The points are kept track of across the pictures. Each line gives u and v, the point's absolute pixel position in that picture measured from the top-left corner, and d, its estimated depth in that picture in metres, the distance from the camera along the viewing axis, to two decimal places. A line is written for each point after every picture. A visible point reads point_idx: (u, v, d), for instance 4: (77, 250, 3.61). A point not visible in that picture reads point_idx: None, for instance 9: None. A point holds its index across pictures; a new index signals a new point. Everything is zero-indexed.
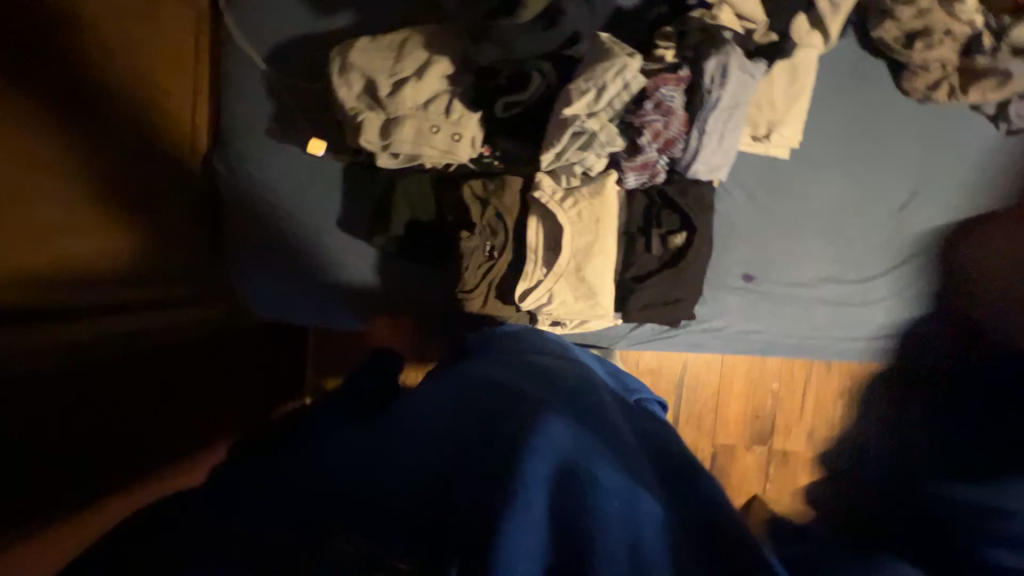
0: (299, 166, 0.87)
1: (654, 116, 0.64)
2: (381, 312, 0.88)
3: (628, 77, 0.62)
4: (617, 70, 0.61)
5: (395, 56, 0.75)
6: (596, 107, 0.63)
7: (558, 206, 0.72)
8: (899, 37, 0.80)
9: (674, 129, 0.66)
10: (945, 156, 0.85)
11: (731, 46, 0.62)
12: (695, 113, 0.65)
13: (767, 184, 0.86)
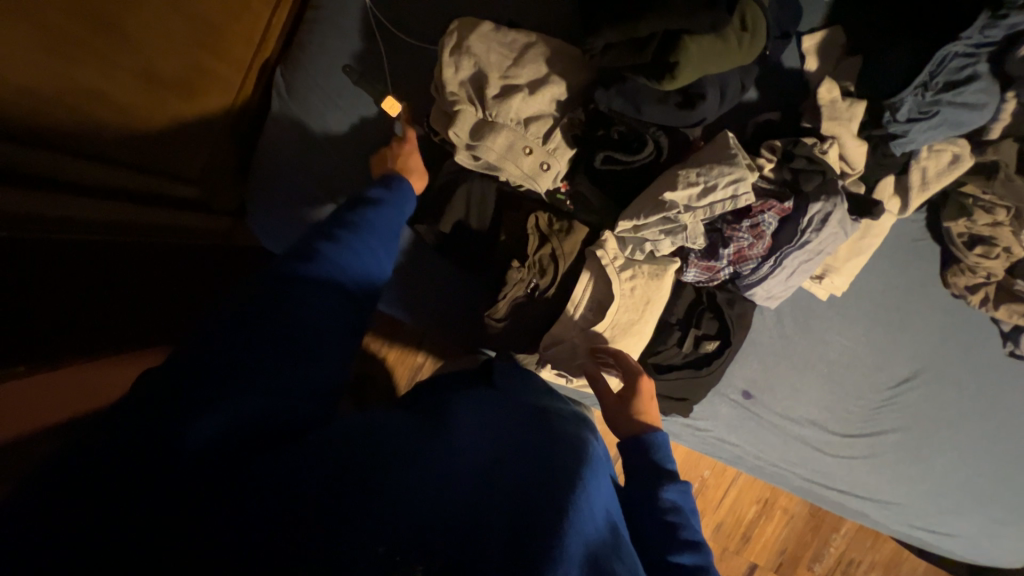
0: (365, 118, 0.80)
1: (745, 235, 0.68)
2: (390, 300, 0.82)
3: (739, 190, 0.63)
4: (733, 180, 0.62)
5: (513, 57, 0.69)
6: (697, 204, 0.63)
7: (614, 274, 0.70)
8: (964, 236, 0.83)
9: (754, 251, 0.69)
10: (956, 353, 0.89)
11: (841, 200, 0.66)
12: (780, 245, 0.69)
13: (796, 317, 0.89)
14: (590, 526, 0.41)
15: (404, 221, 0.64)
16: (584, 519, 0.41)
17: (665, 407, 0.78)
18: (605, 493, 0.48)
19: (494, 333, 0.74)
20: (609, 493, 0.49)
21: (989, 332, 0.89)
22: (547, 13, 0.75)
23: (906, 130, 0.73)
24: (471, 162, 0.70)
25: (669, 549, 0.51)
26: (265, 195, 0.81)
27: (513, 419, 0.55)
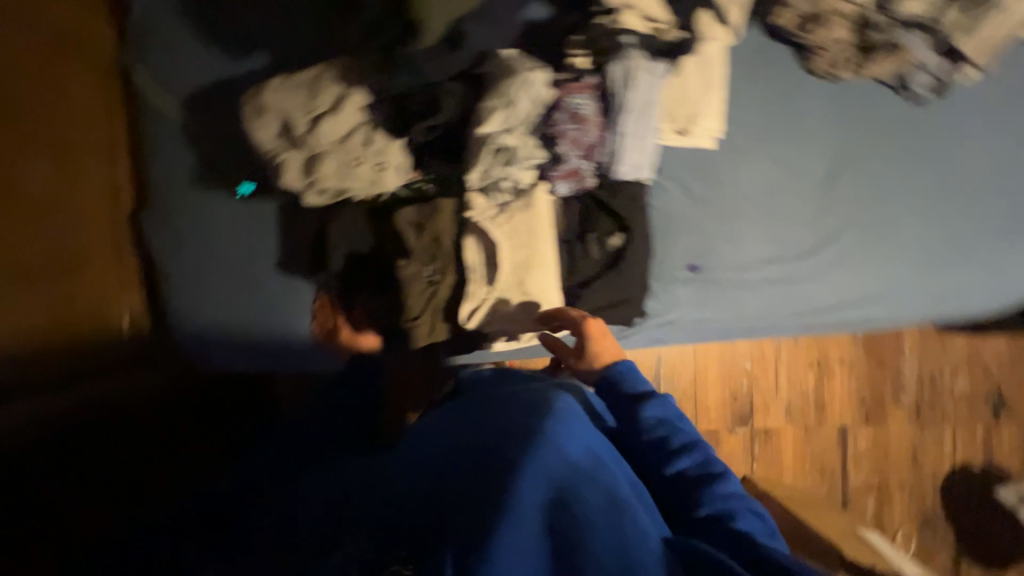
0: (232, 213, 0.86)
1: (568, 124, 0.68)
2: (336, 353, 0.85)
3: (531, 90, 0.65)
4: (518, 84, 0.63)
5: (309, 90, 0.72)
6: (506, 123, 0.65)
7: (490, 224, 0.72)
8: (799, 21, 0.83)
9: (591, 134, 0.69)
10: (862, 129, 0.89)
11: (627, 49, 0.66)
12: (608, 117, 0.69)
13: (701, 176, 0.88)
14: (556, 464, 0.54)
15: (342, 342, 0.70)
16: (546, 461, 0.53)
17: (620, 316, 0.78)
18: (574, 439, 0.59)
19: (424, 335, 0.74)
20: (589, 436, 0.61)
21: (881, 93, 0.89)
22: (343, 50, 0.81)
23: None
24: (329, 197, 0.74)
25: (665, 461, 0.60)
26: (220, 341, 0.89)
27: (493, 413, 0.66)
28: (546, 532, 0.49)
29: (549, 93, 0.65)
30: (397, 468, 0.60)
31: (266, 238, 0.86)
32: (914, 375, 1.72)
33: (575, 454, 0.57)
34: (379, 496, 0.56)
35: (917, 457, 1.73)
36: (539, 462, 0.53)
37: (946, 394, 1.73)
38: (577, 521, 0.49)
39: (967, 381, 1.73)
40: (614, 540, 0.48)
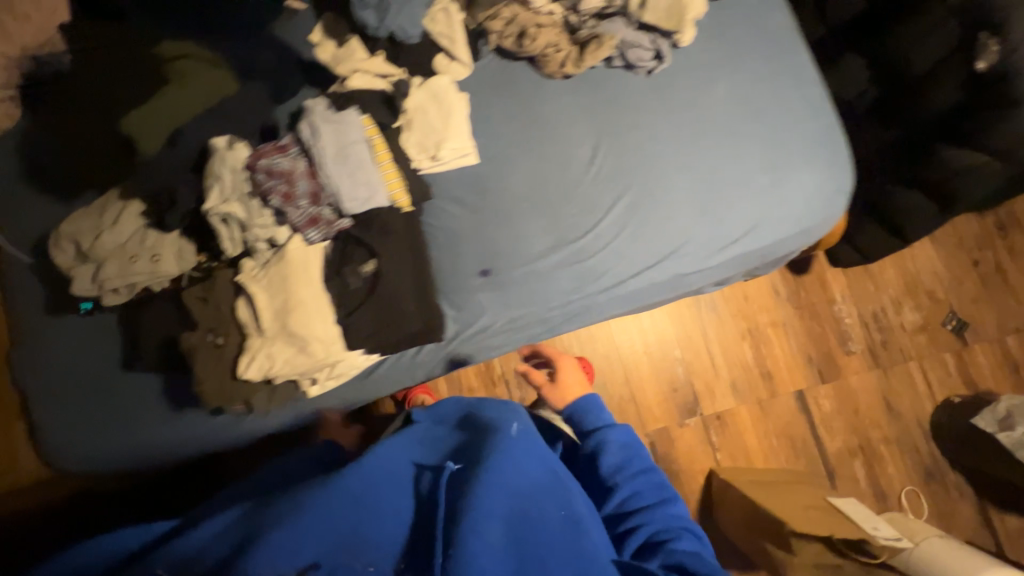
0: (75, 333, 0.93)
1: (272, 182, 0.73)
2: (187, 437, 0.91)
3: (228, 162, 0.73)
4: (218, 162, 0.73)
5: (98, 212, 0.85)
6: (225, 196, 0.75)
7: (251, 281, 0.79)
8: (514, 42, 0.95)
9: (301, 184, 0.75)
10: (610, 108, 0.96)
11: (309, 109, 0.79)
12: (310, 165, 0.75)
13: (472, 190, 0.96)
14: (514, 478, 0.63)
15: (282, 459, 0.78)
16: (508, 477, 0.63)
17: (400, 334, 0.82)
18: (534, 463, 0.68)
19: (214, 396, 0.79)
20: (547, 454, 0.72)
21: (619, 74, 0.96)
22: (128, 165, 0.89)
23: (392, 28, 0.92)
24: (125, 295, 0.85)
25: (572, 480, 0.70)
26: (113, 468, 0.93)
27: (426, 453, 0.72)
28: (509, 537, 0.58)
29: (244, 161, 0.73)
30: (392, 479, 0.65)
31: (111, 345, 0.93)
32: (856, 320, 1.63)
33: (533, 473, 0.67)
34: (352, 506, 0.59)
35: (893, 406, 1.59)
36: (506, 480, 0.62)
37: (897, 331, 1.62)
38: (533, 529, 0.59)
39: (915, 312, 1.62)
40: (561, 547, 0.60)
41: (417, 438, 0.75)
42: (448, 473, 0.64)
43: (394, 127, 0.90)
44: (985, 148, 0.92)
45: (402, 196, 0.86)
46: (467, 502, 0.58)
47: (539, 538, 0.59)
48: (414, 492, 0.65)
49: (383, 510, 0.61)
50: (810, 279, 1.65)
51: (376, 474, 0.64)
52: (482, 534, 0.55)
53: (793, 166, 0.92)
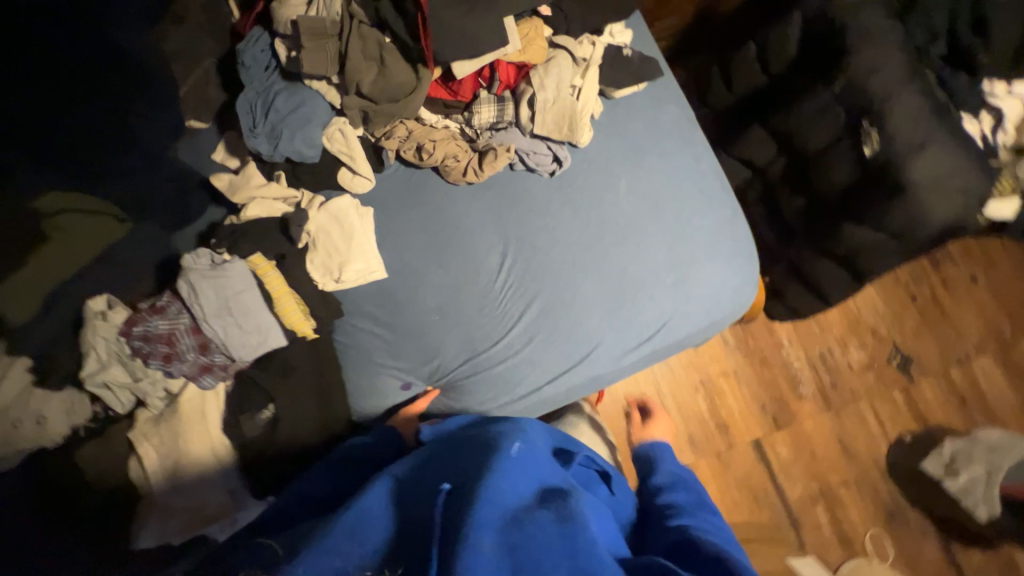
0: None
1: (151, 347, 0.74)
2: None
3: (101, 332, 0.74)
4: (91, 332, 0.73)
5: None
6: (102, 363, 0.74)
7: (141, 439, 0.76)
8: (414, 154, 0.94)
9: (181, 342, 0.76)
10: (516, 211, 0.96)
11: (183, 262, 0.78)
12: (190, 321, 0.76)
13: (382, 302, 0.93)
14: (513, 496, 0.53)
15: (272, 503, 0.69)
16: (504, 490, 0.53)
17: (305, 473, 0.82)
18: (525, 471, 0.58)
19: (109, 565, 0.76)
20: (544, 469, 0.61)
21: (523, 176, 0.96)
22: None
23: (287, 153, 0.90)
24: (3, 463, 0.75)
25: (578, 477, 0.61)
26: None
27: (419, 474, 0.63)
28: (504, 550, 0.48)
29: (119, 330, 0.74)
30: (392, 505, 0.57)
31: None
32: (804, 362, 1.64)
33: (531, 492, 0.55)
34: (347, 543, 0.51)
35: (847, 447, 1.58)
36: (500, 491, 0.52)
37: (845, 371, 1.63)
38: (529, 537, 0.49)
39: (860, 350, 1.64)
40: (565, 555, 0.48)
41: (438, 458, 0.64)
42: (446, 490, 0.53)
43: (297, 248, 0.90)
44: (882, 228, 0.93)
45: (302, 325, 0.85)
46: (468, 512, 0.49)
47: (535, 543, 0.48)
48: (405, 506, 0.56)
49: (364, 528, 0.54)
50: (756, 325, 1.66)
51: (372, 505, 0.57)
52: (478, 548, 0.46)
53: (698, 261, 0.92)
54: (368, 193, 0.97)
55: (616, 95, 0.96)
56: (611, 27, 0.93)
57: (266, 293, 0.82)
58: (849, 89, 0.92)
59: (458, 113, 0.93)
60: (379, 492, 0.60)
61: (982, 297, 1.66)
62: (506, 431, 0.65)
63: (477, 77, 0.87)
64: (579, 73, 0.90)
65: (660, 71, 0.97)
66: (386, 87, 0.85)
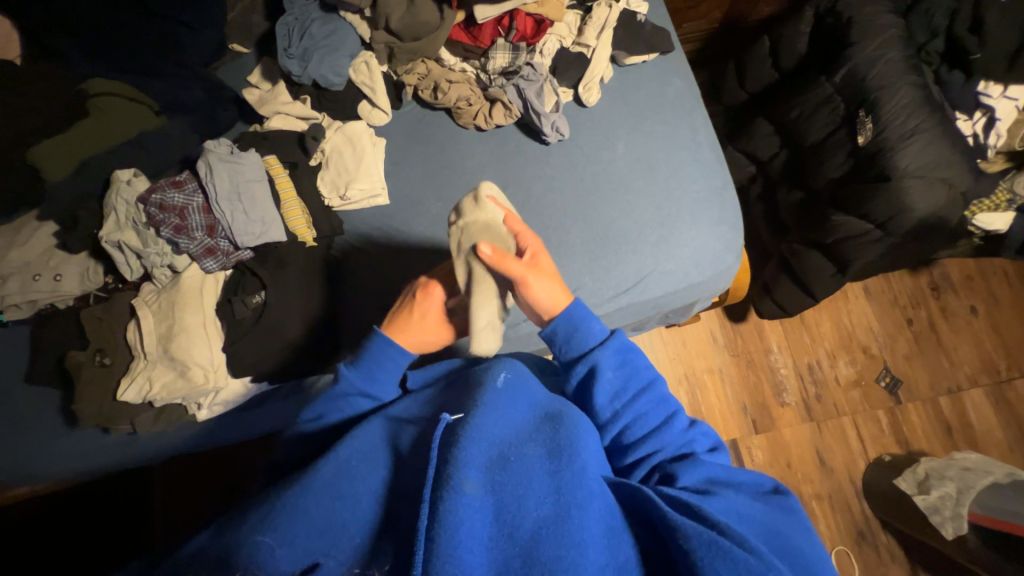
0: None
1: (164, 216, 0.81)
2: (85, 466, 0.91)
3: (126, 197, 0.83)
4: (116, 195, 0.82)
5: (14, 234, 0.88)
6: (119, 226, 0.82)
7: (145, 303, 0.84)
8: (430, 93, 1.00)
9: (190, 220, 0.83)
10: (517, 159, 1.00)
11: (209, 147, 0.85)
12: (207, 202, 0.84)
13: (381, 226, 0.97)
14: (498, 432, 0.50)
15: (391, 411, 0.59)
16: (488, 428, 0.50)
17: (279, 366, 0.87)
18: (515, 406, 0.56)
19: (95, 416, 0.83)
20: (536, 395, 0.60)
21: (531, 131, 1.01)
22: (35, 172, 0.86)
23: (314, 76, 0.96)
24: (27, 311, 0.89)
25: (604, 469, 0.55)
26: (54, 475, 0.91)
27: (422, 398, 0.62)
28: (490, 488, 0.45)
29: (140, 196, 0.82)
30: (370, 450, 0.53)
31: (25, 354, 0.92)
32: (791, 370, 1.63)
33: (519, 422, 0.54)
34: (341, 488, 0.48)
35: (825, 461, 1.56)
36: (484, 431, 0.49)
37: (831, 385, 1.62)
38: (511, 476, 0.46)
39: (849, 366, 1.63)
40: (552, 494, 0.46)
41: (449, 390, 0.61)
42: (443, 421, 0.50)
43: (310, 164, 0.96)
44: (867, 218, 0.96)
45: (304, 230, 0.91)
46: (449, 456, 0.46)
47: (522, 482, 0.46)
48: (394, 446, 0.53)
49: (354, 490, 0.49)
50: (747, 328, 1.66)
51: (353, 454, 0.52)
52: (462, 492, 0.42)
53: (683, 224, 0.96)
54: (384, 127, 1.03)
55: (627, 62, 1.03)
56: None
57: (276, 193, 0.90)
58: (851, 79, 0.97)
59: (476, 58, 1.00)
60: (385, 431, 0.56)
61: (981, 330, 1.65)
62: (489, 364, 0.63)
63: (497, 25, 0.96)
64: (593, 35, 0.99)
65: (671, 44, 1.03)
66: (412, 22, 0.93)
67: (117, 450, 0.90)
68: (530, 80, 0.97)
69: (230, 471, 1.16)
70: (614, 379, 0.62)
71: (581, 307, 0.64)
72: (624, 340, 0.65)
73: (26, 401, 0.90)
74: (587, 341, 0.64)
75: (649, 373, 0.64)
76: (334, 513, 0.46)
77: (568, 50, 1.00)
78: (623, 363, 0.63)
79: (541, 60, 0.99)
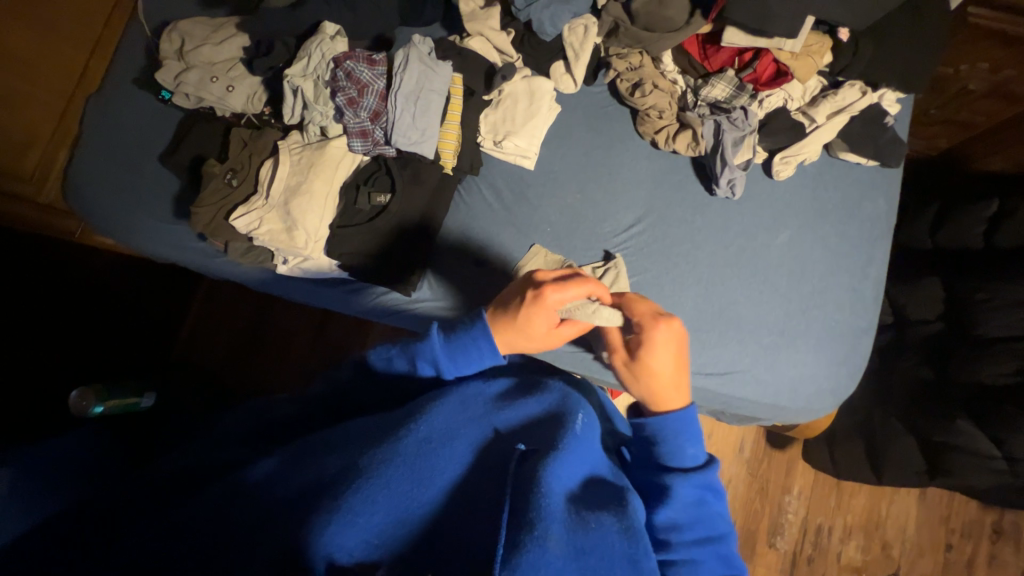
0: (153, 114, 0.98)
1: (346, 83, 0.83)
2: (170, 256, 0.98)
3: (323, 49, 0.85)
4: (316, 42, 0.84)
5: (213, 31, 0.93)
6: (304, 71, 0.85)
7: (289, 151, 0.87)
8: (628, 87, 0.94)
9: (365, 98, 0.84)
10: (675, 194, 0.94)
11: (413, 42, 0.86)
12: (388, 90, 0.86)
13: (515, 189, 0.94)
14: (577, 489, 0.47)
15: (467, 394, 0.56)
16: (569, 482, 0.47)
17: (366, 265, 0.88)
18: (588, 462, 0.51)
19: (203, 223, 0.88)
20: (603, 454, 0.55)
21: (704, 175, 0.94)
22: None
23: (531, 16, 0.92)
24: (192, 104, 0.93)
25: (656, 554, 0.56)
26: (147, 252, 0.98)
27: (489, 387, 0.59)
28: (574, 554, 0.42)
29: (335, 55, 0.84)
30: (449, 438, 0.49)
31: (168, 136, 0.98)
32: (798, 522, 1.52)
33: (593, 483, 0.50)
34: (405, 474, 0.45)
35: None
36: (564, 482, 0.47)
37: (829, 557, 1.51)
38: (597, 548, 0.43)
39: (859, 552, 1.51)
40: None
41: (531, 394, 0.58)
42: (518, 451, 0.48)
43: (483, 98, 0.95)
44: None
45: (449, 156, 0.91)
46: (535, 497, 0.43)
47: (602, 559, 0.42)
48: (478, 450, 0.50)
49: (425, 478, 0.45)
50: (780, 458, 1.54)
51: (433, 434, 0.48)
52: (546, 545, 0.40)
53: (803, 344, 0.89)
54: (566, 96, 0.99)
55: (837, 156, 0.93)
56: (883, 92, 0.91)
57: (446, 112, 0.89)
58: None
59: (693, 77, 0.93)
60: (468, 422, 0.52)
61: None
62: (568, 394, 0.60)
63: (736, 55, 0.90)
64: (825, 112, 0.90)
65: (899, 161, 0.92)
66: (655, 12, 0.87)
67: (202, 259, 0.96)
68: (735, 125, 0.90)
69: (267, 318, 1.23)
70: (681, 506, 0.55)
71: (678, 424, 0.57)
72: (713, 480, 0.57)
73: (154, 177, 0.97)
74: (676, 458, 0.57)
75: (719, 526, 0.56)
76: (403, 495, 0.43)
77: (789, 113, 0.91)
78: (697, 503, 0.56)
79: (756, 110, 0.91)
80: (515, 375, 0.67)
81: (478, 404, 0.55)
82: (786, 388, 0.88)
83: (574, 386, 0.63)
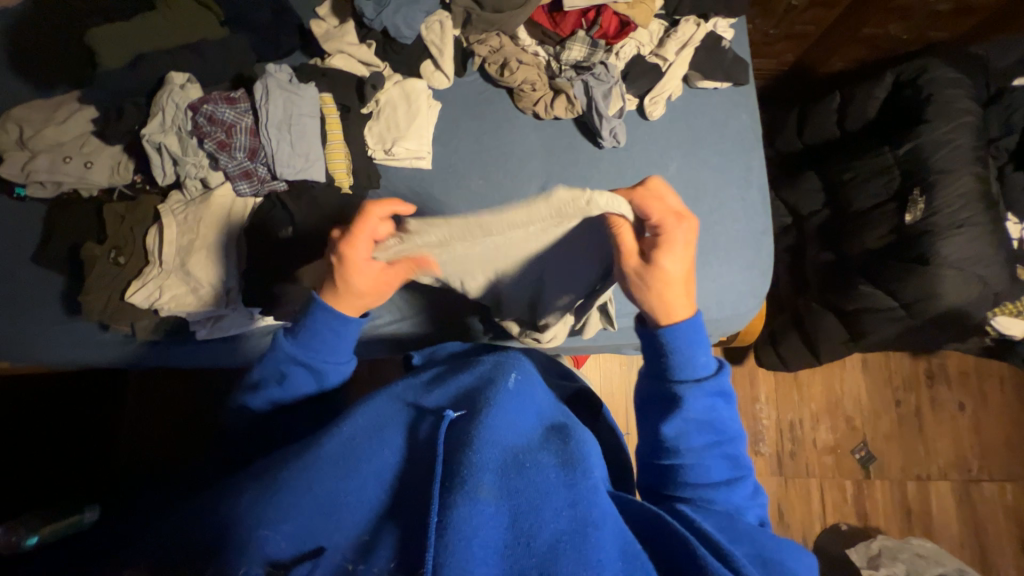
0: (10, 213, 0.90)
1: (209, 128, 0.81)
2: (74, 357, 0.90)
3: (176, 99, 0.82)
4: (166, 94, 0.82)
5: (52, 111, 0.87)
6: (163, 127, 0.82)
7: (172, 212, 0.84)
8: (496, 69, 0.98)
9: (234, 137, 0.82)
10: (567, 157, 0.99)
11: (269, 73, 0.85)
12: (257, 124, 0.84)
13: (418, 191, 0.96)
14: (510, 436, 0.50)
15: (390, 391, 0.58)
16: (501, 432, 0.50)
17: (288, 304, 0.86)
18: (524, 412, 0.55)
19: (98, 311, 0.82)
20: (542, 403, 0.60)
21: (588, 133, 0.99)
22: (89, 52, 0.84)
23: (386, 24, 0.92)
24: (50, 192, 0.87)
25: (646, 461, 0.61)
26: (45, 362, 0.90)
27: (422, 377, 0.63)
28: (505, 493, 0.45)
29: (190, 103, 0.82)
30: (375, 430, 0.52)
31: (34, 233, 0.90)
32: (773, 423, 1.64)
33: (529, 429, 0.53)
34: (328, 467, 0.48)
35: (784, 517, 1.59)
36: (496, 434, 0.49)
37: (807, 445, 1.64)
38: (528, 483, 0.46)
39: (829, 432, 1.65)
40: (565, 505, 0.45)
41: (463, 372, 0.61)
42: (446, 419, 0.51)
43: (362, 112, 0.95)
44: (895, 295, 0.97)
45: (342, 176, 0.90)
46: (466, 455, 0.46)
47: (535, 491, 0.45)
48: (408, 434, 0.52)
49: (357, 471, 0.48)
50: (741, 372, 1.66)
51: (357, 432, 0.51)
52: (477, 493, 0.43)
53: (715, 259, 0.96)
54: (443, 92, 1.01)
55: (697, 86, 1.02)
56: (716, 22, 1.01)
57: (324, 132, 0.88)
58: (914, 154, 0.97)
59: (552, 45, 0.99)
60: (391, 414, 0.55)
61: (964, 426, 1.67)
62: (502, 360, 0.63)
63: (582, 16, 0.95)
64: (673, 50, 0.98)
65: (747, 77, 1.02)
66: None
67: (111, 350, 0.90)
68: (600, 79, 0.96)
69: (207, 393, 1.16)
70: (695, 415, 0.58)
71: (687, 333, 0.58)
72: (722, 383, 0.59)
73: (30, 278, 0.88)
74: (686, 368, 0.58)
75: (728, 428, 0.59)
76: (338, 491, 0.47)
77: (644, 58, 0.99)
78: (709, 409, 0.58)
79: (614, 62, 0.98)
80: (454, 361, 0.70)
81: (409, 396, 0.58)
82: (714, 302, 0.95)
83: (510, 355, 0.67)
